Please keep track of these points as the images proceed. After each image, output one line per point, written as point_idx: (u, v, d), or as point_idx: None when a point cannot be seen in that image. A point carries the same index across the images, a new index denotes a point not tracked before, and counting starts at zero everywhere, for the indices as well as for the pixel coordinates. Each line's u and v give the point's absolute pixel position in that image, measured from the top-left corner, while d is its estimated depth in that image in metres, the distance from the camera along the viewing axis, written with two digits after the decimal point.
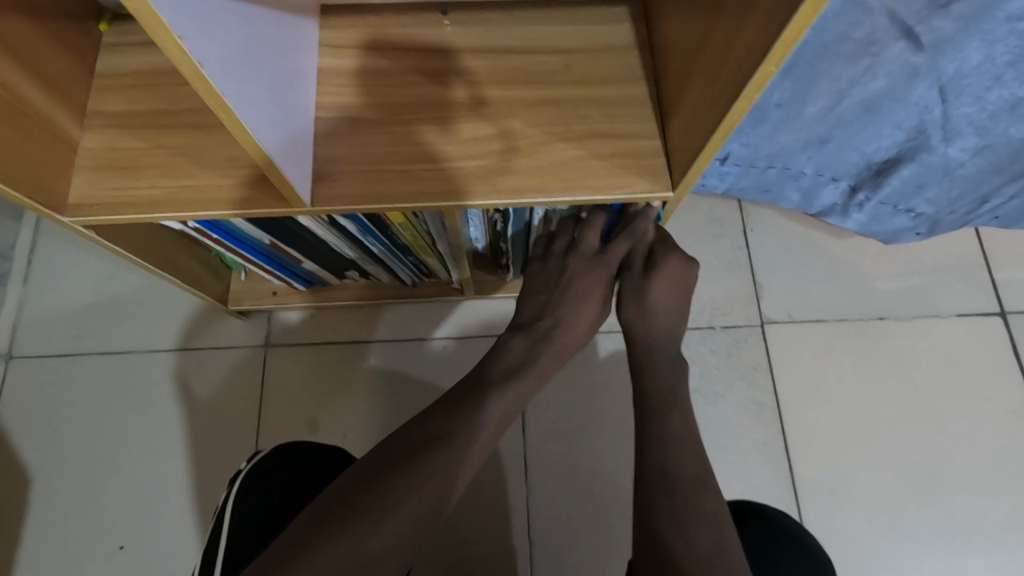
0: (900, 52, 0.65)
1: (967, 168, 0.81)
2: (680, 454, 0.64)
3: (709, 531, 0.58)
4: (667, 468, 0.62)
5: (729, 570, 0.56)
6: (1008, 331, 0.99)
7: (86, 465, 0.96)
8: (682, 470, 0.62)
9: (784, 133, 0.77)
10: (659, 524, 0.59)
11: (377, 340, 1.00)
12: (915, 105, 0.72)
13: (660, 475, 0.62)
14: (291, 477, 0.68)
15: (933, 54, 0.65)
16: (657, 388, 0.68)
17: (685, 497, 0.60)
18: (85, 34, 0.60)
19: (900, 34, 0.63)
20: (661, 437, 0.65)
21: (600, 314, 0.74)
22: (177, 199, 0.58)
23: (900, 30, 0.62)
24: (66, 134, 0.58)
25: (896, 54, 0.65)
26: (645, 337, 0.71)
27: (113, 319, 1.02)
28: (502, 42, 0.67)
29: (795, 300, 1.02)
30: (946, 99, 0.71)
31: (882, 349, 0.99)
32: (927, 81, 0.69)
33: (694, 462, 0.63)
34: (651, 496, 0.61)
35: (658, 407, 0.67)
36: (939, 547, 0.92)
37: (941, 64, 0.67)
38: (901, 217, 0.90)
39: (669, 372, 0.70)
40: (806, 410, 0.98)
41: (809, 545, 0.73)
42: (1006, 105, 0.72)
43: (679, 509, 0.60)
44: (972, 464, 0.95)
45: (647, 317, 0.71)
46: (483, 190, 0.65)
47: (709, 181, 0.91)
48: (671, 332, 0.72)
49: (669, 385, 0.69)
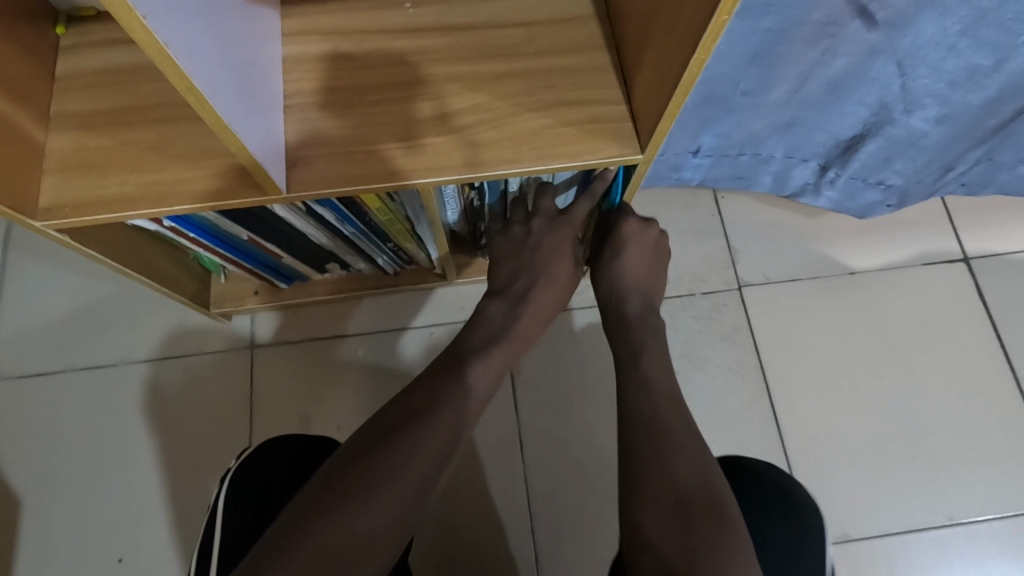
0: (857, 29, 0.75)
1: (932, 136, 0.93)
2: (657, 401, 0.65)
3: (688, 458, 0.60)
4: (644, 414, 0.63)
5: (707, 501, 0.56)
6: (973, 276, 1.13)
7: (117, 452, 1.04)
8: (656, 414, 0.63)
9: (752, 118, 0.91)
10: (638, 468, 0.60)
11: (354, 333, 1.08)
12: (877, 82, 0.84)
13: (634, 416, 0.64)
14: (304, 472, 0.74)
15: (888, 31, 0.75)
16: (626, 344, 0.71)
17: (665, 437, 0.61)
18: (43, 35, 0.64)
19: (855, 14, 0.73)
20: (637, 385, 0.67)
21: (574, 267, 0.78)
22: (149, 195, 0.64)
23: (857, 11, 0.72)
24: (33, 138, 0.63)
25: (853, 33, 0.75)
26: (628, 292, 0.75)
27: (92, 331, 1.08)
28: (464, 19, 0.69)
29: (768, 263, 1.14)
30: (905, 72, 0.82)
31: (856, 299, 1.13)
32: (885, 58, 0.79)
33: (675, 413, 0.64)
34: (627, 445, 0.63)
35: (632, 361, 0.69)
36: (921, 486, 1.04)
37: (897, 40, 0.76)
38: (874, 189, 1.04)
39: (640, 329, 0.72)
40: (786, 364, 1.10)
41: (791, 497, 0.77)
42: (962, 74, 0.82)
43: (657, 448, 0.60)
44: (944, 404, 1.08)
45: (619, 273, 0.75)
46: (454, 165, 0.66)
47: (684, 174, 1.07)
48: (652, 286, 0.77)
49: (638, 338, 0.71)
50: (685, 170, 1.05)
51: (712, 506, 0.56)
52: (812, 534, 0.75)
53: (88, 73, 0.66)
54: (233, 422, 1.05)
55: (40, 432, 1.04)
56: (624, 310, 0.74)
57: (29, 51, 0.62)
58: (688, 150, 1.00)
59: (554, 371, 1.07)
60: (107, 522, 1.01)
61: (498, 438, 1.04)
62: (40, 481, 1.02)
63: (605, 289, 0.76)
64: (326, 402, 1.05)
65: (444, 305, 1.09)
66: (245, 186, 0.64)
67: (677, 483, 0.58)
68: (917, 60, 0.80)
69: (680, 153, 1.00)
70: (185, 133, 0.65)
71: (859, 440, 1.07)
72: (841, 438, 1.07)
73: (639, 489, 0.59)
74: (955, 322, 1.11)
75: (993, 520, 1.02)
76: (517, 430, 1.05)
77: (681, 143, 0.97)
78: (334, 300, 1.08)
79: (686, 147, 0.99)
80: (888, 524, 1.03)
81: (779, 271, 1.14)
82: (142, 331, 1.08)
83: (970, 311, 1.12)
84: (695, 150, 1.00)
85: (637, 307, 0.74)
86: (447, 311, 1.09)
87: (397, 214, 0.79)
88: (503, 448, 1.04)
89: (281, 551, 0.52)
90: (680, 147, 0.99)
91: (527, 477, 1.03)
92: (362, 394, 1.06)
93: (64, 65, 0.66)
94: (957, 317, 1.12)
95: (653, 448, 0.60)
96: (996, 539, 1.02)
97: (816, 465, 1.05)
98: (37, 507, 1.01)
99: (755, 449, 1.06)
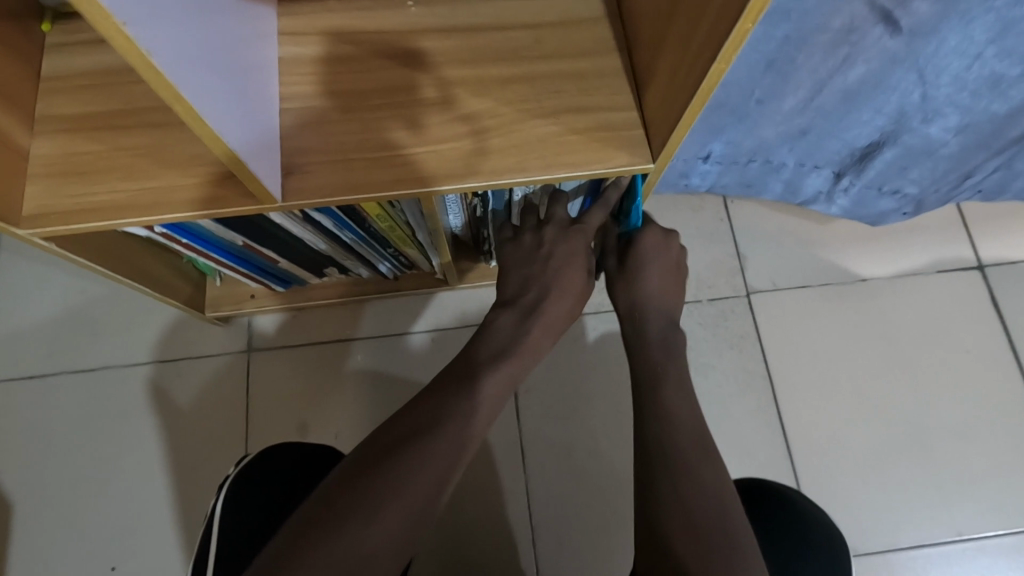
0: (878, 37, 0.72)
1: (951, 146, 0.90)
2: (675, 428, 0.62)
3: (703, 495, 0.57)
4: (662, 443, 0.61)
5: (724, 534, 0.55)
6: (987, 284, 1.10)
7: (111, 457, 1.02)
8: (675, 440, 0.61)
9: (765, 127, 0.88)
10: (657, 498, 0.58)
11: (360, 337, 1.06)
12: (896, 91, 0.80)
13: (655, 444, 0.61)
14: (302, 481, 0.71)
15: (911, 38, 0.72)
16: (646, 364, 0.69)
17: (686, 469, 0.59)
18: (27, 33, 0.61)
19: (878, 20, 0.69)
20: (656, 408, 0.64)
21: (587, 274, 0.76)
22: (139, 204, 0.61)
23: (880, 17, 0.69)
24: (17, 142, 0.60)
25: (875, 40, 0.72)
26: (651, 307, 0.73)
27: (86, 333, 1.06)
28: (469, 20, 0.66)
29: (778, 269, 1.12)
30: (926, 81, 0.78)
31: (868, 307, 1.10)
32: (907, 66, 0.76)
33: (694, 439, 0.61)
34: (644, 471, 0.61)
35: (650, 384, 0.67)
36: (931, 501, 1.02)
37: (920, 48, 0.73)
38: (888, 198, 1.01)
39: (658, 350, 0.70)
40: (794, 373, 1.08)
41: (809, 524, 0.75)
42: (986, 83, 0.79)
43: (679, 483, 0.58)
44: (956, 416, 1.05)
45: (642, 287, 0.74)
46: (457, 173, 0.63)
47: (693, 180, 1.04)
48: (672, 300, 0.75)
49: (658, 360, 0.69)
50: (694, 176, 1.02)
51: (731, 541, 0.54)
52: (809, 524, 0.75)
53: (75, 74, 0.63)
54: (230, 427, 1.03)
55: (32, 436, 1.02)
56: (645, 332, 0.72)
57: (12, 51, 0.59)
58: (698, 156, 0.97)
59: (557, 378, 1.05)
60: (101, 528, 0.99)
61: (500, 445, 1.02)
62: (32, 486, 1.00)
63: (625, 304, 0.74)
64: (324, 407, 1.03)
65: (446, 309, 1.06)
66: (239, 195, 0.62)
67: (694, 513, 0.56)
68: (939, 69, 0.76)
69: (690, 159, 0.98)
70: (176, 139, 0.62)
71: (868, 452, 1.04)
72: (849, 449, 1.04)
73: (662, 518, 0.57)
74: (968, 331, 1.09)
75: (1002, 535, 1.00)
76: (519, 437, 1.03)
77: (691, 149, 0.94)
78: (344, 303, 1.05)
79: (696, 153, 0.96)
80: (895, 539, 1.01)
81: (788, 278, 1.11)
82: (136, 333, 1.06)
83: (983, 320, 1.09)
84: (704, 156, 0.97)
85: (658, 325, 0.72)
86: (449, 315, 1.06)
87: (398, 220, 0.77)
88: (504, 456, 1.02)
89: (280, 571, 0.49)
90: (689, 154, 0.96)
91: (528, 485, 1.01)
92: (361, 399, 1.03)
93: (50, 66, 0.63)
94: (970, 326, 1.09)
95: (671, 477, 0.59)
96: (1004, 554, 1.00)
97: (823, 477, 1.03)
98: (29, 512, 1.00)
99: (761, 460, 1.04)
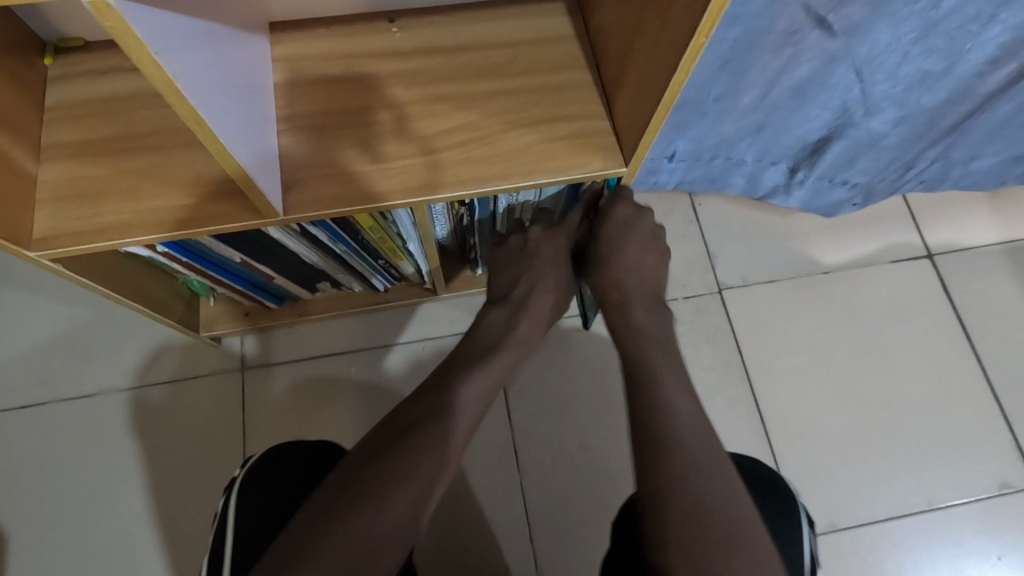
0: (817, 38, 0.79)
1: (891, 138, 0.98)
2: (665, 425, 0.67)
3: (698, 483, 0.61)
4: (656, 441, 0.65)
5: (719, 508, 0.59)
6: (937, 269, 1.19)
7: (106, 481, 1.02)
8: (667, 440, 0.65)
9: (724, 124, 0.96)
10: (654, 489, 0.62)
11: (358, 350, 1.09)
12: (836, 88, 0.89)
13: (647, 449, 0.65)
14: (306, 476, 0.74)
15: (847, 38, 0.79)
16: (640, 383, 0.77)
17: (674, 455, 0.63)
18: (31, 66, 0.65)
19: (814, 24, 0.77)
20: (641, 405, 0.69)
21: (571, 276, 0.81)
22: (144, 223, 0.64)
23: (815, 21, 0.77)
24: (24, 169, 0.63)
25: (814, 42, 0.80)
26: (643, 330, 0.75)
27: (77, 359, 1.07)
28: (449, 41, 0.72)
29: (746, 267, 1.19)
30: (863, 79, 0.87)
31: (833, 296, 1.18)
32: (845, 65, 0.84)
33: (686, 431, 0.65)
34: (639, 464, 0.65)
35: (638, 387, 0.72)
36: (901, 475, 1.09)
37: (854, 48, 0.81)
38: (840, 188, 1.10)
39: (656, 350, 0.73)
40: (768, 361, 1.14)
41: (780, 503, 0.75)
42: (917, 79, 0.87)
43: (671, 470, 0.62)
44: (916, 392, 1.13)
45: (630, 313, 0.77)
46: (447, 182, 0.67)
47: (661, 178, 1.11)
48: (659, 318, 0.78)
49: None
50: (662, 173, 1.09)
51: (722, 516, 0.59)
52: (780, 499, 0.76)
53: (78, 103, 0.66)
54: (225, 445, 1.04)
55: (24, 465, 1.02)
56: None
57: (19, 83, 0.63)
58: (663, 155, 1.03)
59: (547, 378, 1.09)
60: (98, 552, 0.99)
61: (494, 446, 1.06)
62: (26, 517, 1.00)
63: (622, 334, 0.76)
64: (321, 419, 1.05)
65: (435, 318, 1.10)
66: (242, 210, 0.65)
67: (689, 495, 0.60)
68: (873, 67, 0.85)
69: (657, 158, 1.04)
70: (179, 160, 0.66)
71: (839, 433, 1.11)
72: (823, 430, 1.11)
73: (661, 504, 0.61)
74: (922, 311, 1.17)
75: (969, 502, 1.07)
76: (513, 438, 1.06)
77: (658, 148, 1.01)
78: (339, 317, 1.09)
79: (662, 151, 1.02)
80: (872, 511, 1.07)
81: (757, 273, 1.18)
82: (129, 357, 1.07)
83: (937, 302, 1.17)
84: (670, 154, 1.03)
85: None
86: (439, 324, 1.10)
87: (388, 231, 0.81)
88: (500, 457, 1.05)
89: (293, 559, 0.52)
90: (655, 153, 1.02)
91: (524, 483, 1.04)
92: (357, 408, 1.06)
93: (52, 96, 0.66)
94: (925, 309, 1.17)
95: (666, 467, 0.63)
96: (972, 518, 1.06)
97: (801, 457, 1.09)
98: (23, 543, 0.99)
99: (742, 446, 1.09)
